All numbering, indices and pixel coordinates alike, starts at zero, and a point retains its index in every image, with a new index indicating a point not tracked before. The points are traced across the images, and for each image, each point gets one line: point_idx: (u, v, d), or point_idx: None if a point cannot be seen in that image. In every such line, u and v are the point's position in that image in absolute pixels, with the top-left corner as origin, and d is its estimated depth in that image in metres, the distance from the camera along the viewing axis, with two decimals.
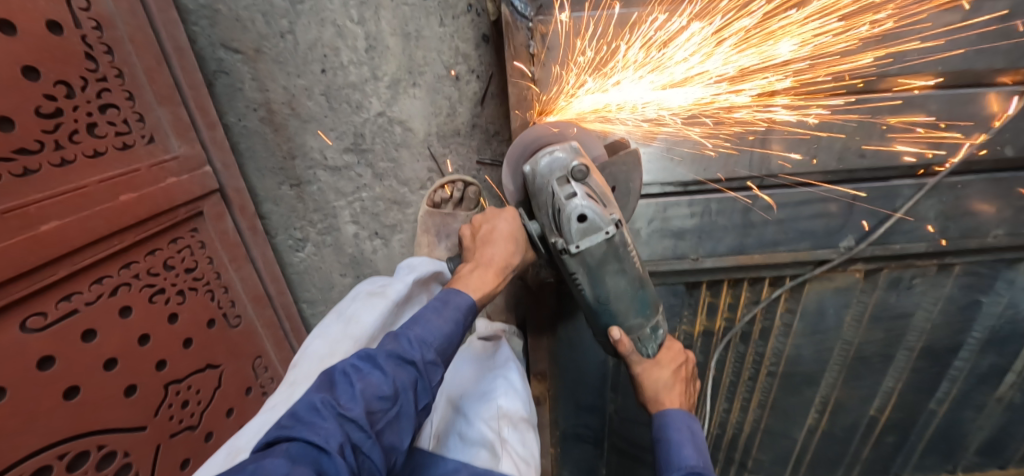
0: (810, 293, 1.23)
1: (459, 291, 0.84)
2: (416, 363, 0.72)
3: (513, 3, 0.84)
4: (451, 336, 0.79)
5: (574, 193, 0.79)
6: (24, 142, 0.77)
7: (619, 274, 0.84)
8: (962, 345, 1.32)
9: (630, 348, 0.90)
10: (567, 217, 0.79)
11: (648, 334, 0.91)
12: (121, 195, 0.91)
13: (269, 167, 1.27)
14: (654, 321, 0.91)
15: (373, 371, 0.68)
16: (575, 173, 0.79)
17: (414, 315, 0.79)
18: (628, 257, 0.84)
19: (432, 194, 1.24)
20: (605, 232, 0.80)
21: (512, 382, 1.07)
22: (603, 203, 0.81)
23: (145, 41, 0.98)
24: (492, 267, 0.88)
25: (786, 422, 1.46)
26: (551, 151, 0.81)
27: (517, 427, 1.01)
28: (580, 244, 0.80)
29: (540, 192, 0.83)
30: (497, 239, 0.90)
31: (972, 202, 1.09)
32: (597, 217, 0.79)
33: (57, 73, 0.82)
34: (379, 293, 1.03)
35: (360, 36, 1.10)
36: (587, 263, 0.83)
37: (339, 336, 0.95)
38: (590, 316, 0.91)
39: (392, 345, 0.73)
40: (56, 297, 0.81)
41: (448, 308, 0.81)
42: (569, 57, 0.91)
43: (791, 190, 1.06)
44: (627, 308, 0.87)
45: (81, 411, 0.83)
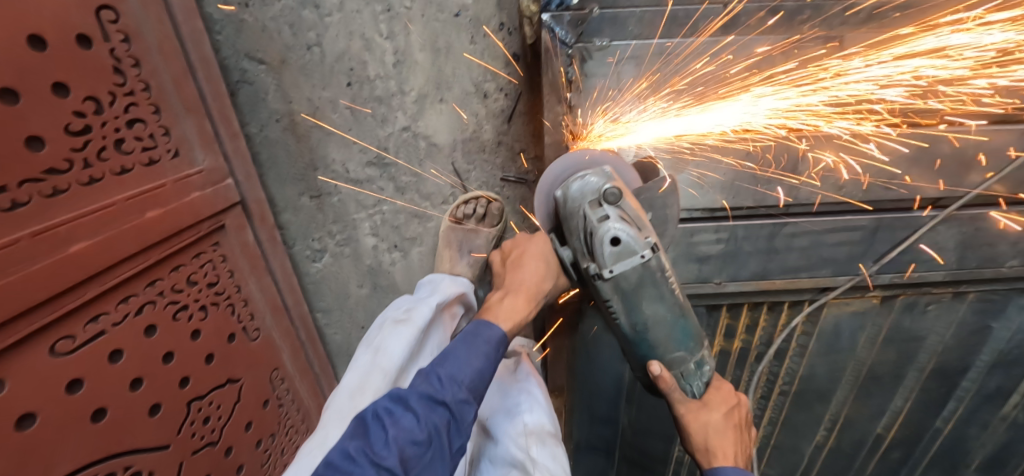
0: (829, 316, 1.24)
1: (490, 323, 0.84)
2: (446, 404, 0.73)
3: (554, 29, 0.86)
4: (482, 370, 0.80)
5: (608, 216, 0.78)
6: (53, 162, 0.75)
7: (658, 301, 0.82)
8: (971, 367, 1.34)
9: (673, 385, 0.85)
10: (600, 241, 0.78)
11: (691, 368, 0.88)
12: (148, 213, 0.90)
13: (289, 177, 1.26)
14: (697, 353, 0.88)
15: (404, 415, 0.71)
16: (608, 195, 0.78)
17: (444, 350, 0.80)
18: (665, 282, 0.81)
19: (456, 209, 1.24)
20: (640, 255, 0.78)
21: (536, 395, 1.06)
22: (638, 226, 0.79)
23: (173, 53, 0.96)
24: (522, 291, 0.88)
25: (795, 437, 1.48)
26: (583, 176, 0.80)
27: (545, 442, 0.98)
28: (613, 268, 0.78)
29: (572, 216, 0.82)
30: (528, 266, 0.90)
31: (993, 232, 1.10)
32: (632, 240, 0.77)
33: (87, 88, 0.80)
34: (404, 319, 1.01)
35: (389, 50, 1.09)
36: (620, 287, 0.80)
37: (369, 367, 0.95)
38: (629, 345, 0.88)
39: (423, 385, 0.75)
40: (84, 319, 0.79)
41: (478, 342, 0.81)
42: (607, 83, 0.91)
43: (817, 218, 1.06)
44: (667, 339, 0.84)
45: (108, 433, 0.82)
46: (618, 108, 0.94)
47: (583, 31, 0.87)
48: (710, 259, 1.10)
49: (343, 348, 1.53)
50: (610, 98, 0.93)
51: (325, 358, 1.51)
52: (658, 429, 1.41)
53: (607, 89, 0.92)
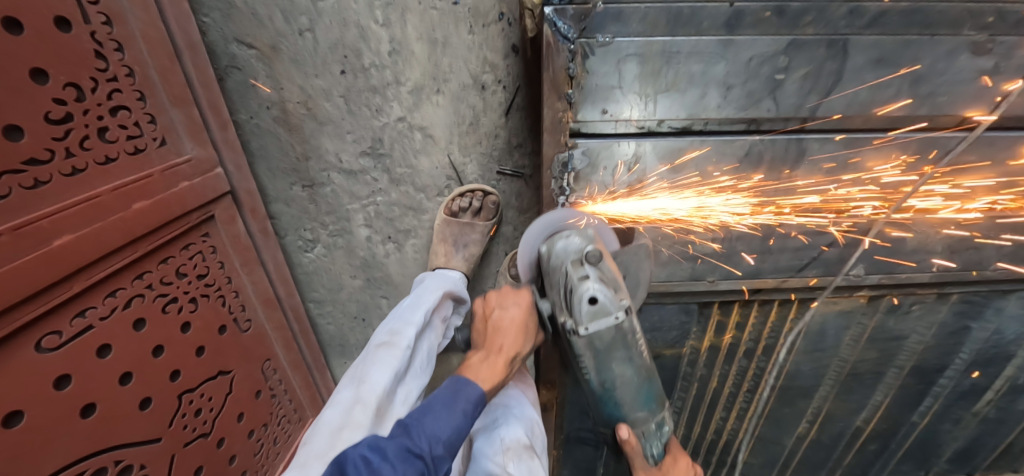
0: (816, 314, 1.26)
1: (470, 381, 0.86)
2: (423, 458, 0.73)
3: (557, 24, 0.84)
4: (460, 428, 0.81)
5: (587, 276, 0.77)
6: (33, 152, 0.72)
7: (627, 362, 0.81)
8: (948, 365, 1.39)
9: (636, 449, 0.88)
10: (577, 300, 0.76)
11: (652, 429, 0.89)
12: (134, 204, 0.87)
13: (281, 167, 1.23)
14: (658, 415, 0.88)
15: (382, 466, 0.69)
16: (590, 256, 0.78)
17: (423, 405, 0.81)
18: (636, 345, 0.81)
19: (450, 202, 1.23)
20: (615, 317, 0.77)
21: (514, 412, 1.09)
22: (615, 288, 0.78)
23: (157, 36, 0.92)
24: (501, 354, 0.89)
25: (778, 430, 1.53)
26: (568, 236, 0.81)
27: (521, 458, 1.00)
28: (588, 327, 0.76)
29: (554, 271, 0.81)
30: (513, 298, 0.91)
31: (978, 237, 1.12)
32: (608, 301, 0.76)
33: (67, 75, 0.76)
34: (388, 345, 1.00)
35: (385, 39, 1.06)
36: (593, 346, 0.79)
37: (352, 402, 0.93)
38: (597, 402, 0.88)
39: (402, 439, 0.74)
40: (70, 314, 0.77)
41: (459, 401, 0.82)
42: (610, 82, 0.90)
43: (810, 220, 1.06)
44: (633, 400, 0.85)
45: (98, 427, 0.81)
46: (619, 108, 0.93)
47: (586, 26, 0.85)
48: (703, 260, 1.11)
49: (335, 339, 1.53)
50: (612, 97, 0.91)
51: (318, 348, 1.50)
52: None
53: (607, 88, 0.90)
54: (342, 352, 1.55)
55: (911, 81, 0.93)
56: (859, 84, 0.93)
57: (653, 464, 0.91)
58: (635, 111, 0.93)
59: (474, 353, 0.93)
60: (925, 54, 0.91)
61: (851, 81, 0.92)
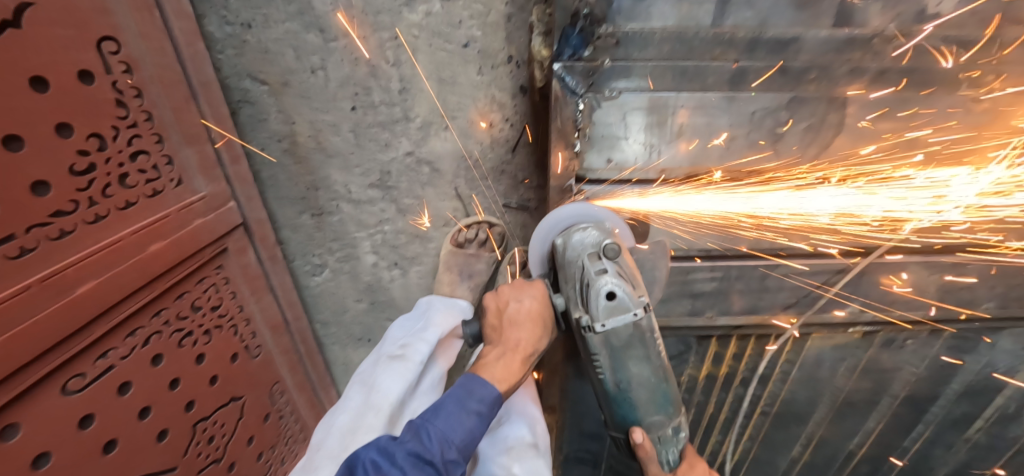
0: (811, 347, 1.29)
1: (486, 381, 0.86)
2: (434, 464, 0.75)
3: (565, 80, 0.86)
4: (472, 430, 0.82)
5: (605, 270, 0.79)
6: (59, 205, 0.74)
7: (644, 361, 0.83)
8: (940, 395, 1.42)
9: (651, 454, 0.88)
10: (595, 294, 0.78)
11: (669, 433, 0.89)
12: (152, 245, 0.90)
13: (290, 196, 1.25)
14: (675, 419, 0.89)
15: (392, 471, 0.72)
16: (608, 250, 0.79)
17: (436, 405, 0.83)
18: (653, 343, 0.83)
19: (456, 233, 1.27)
20: (633, 313, 0.79)
21: (516, 410, 1.14)
22: (633, 283, 0.80)
23: (173, 78, 0.95)
24: (518, 350, 0.89)
25: (772, 453, 1.56)
26: (585, 229, 0.82)
27: (525, 457, 1.03)
28: (606, 323, 0.79)
29: (569, 265, 0.82)
30: (523, 322, 0.89)
31: (971, 279, 1.15)
32: (625, 297, 0.78)
33: (90, 126, 0.79)
34: (398, 356, 1.04)
35: (395, 78, 1.08)
36: (610, 343, 0.81)
37: (363, 406, 0.97)
38: (612, 404, 0.89)
39: (413, 443, 0.77)
40: (93, 357, 0.80)
41: (471, 400, 0.83)
42: (615, 133, 0.92)
43: (810, 261, 1.08)
44: (649, 400, 0.86)
45: (118, 462, 0.85)
46: (625, 156, 0.94)
47: (593, 81, 0.87)
48: (702, 296, 1.14)
49: (341, 357, 1.56)
50: (617, 146, 0.93)
51: (323, 366, 1.54)
52: None
53: (613, 138, 0.92)
54: (347, 369, 1.59)
55: (910, 139, 0.95)
56: (860, 137, 0.94)
57: (669, 469, 0.91)
58: (639, 160, 0.95)
59: (487, 352, 0.93)
60: (926, 113, 0.92)
61: (853, 135, 0.94)
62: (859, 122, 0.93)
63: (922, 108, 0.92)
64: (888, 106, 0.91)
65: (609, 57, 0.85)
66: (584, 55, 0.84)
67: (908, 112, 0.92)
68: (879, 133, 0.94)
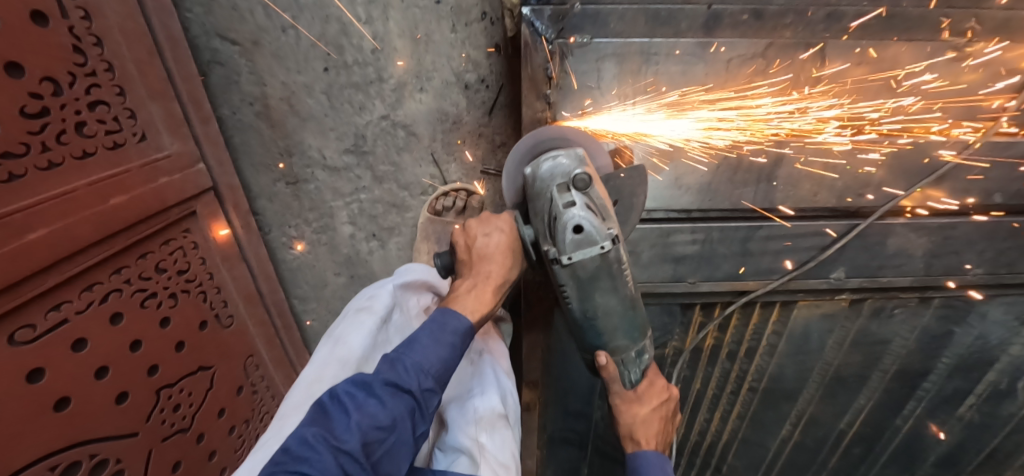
0: (798, 317, 1.26)
1: (458, 314, 0.83)
2: (412, 392, 0.74)
3: (534, 24, 0.84)
4: (448, 360, 0.80)
5: (573, 202, 0.74)
6: (10, 146, 0.72)
7: (611, 292, 0.79)
8: (932, 369, 1.39)
9: (614, 372, 0.87)
10: (562, 226, 0.74)
11: (632, 356, 0.87)
12: (113, 199, 0.87)
13: (264, 163, 1.23)
14: (640, 343, 0.86)
15: (369, 400, 0.71)
16: (577, 181, 0.73)
17: (410, 338, 0.80)
18: (621, 275, 0.79)
19: (434, 201, 1.22)
20: (600, 246, 0.74)
21: (489, 380, 1.07)
22: (603, 216, 0.76)
23: (136, 32, 0.93)
24: (489, 281, 0.85)
25: (762, 432, 1.53)
26: (555, 156, 0.76)
27: (495, 427, 0.98)
28: (572, 256, 0.74)
29: (538, 197, 0.77)
30: (493, 253, 0.85)
31: (959, 242, 1.12)
32: (594, 230, 0.74)
33: (44, 69, 0.77)
34: (365, 309, 0.99)
35: (367, 36, 1.05)
36: (577, 275, 0.77)
37: (326, 359, 0.90)
38: (578, 330, 0.86)
39: (389, 373, 0.74)
40: (45, 308, 0.78)
41: (446, 333, 0.81)
42: (589, 83, 0.90)
43: (792, 223, 1.06)
44: (615, 327, 0.83)
45: (72, 421, 0.81)
46: (599, 106, 0.92)
47: (564, 26, 0.85)
48: (684, 260, 1.11)
49: (320, 335, 1.54)
50: (591, 96, 0.91)
51: (302, 345, 1.51)
52: None
53: (586, 89, 0.91)
54: None
55: (893, 89, 0.93)
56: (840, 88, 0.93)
57: (630, 387, 0.89)
58: (613, 109, 0.93)
59: (459, 284, 0.88)
60: (903, 61, 0.90)
61: (833, 85, 0.92)
62: (840, 72, 0.91)
63: (903, 56, 0.90)
64: (868, 55, 0.90)
65: (578, 0, 0.83)
66: None
67: (888, 61, 0.91)
68: (860, 83, 0.92)
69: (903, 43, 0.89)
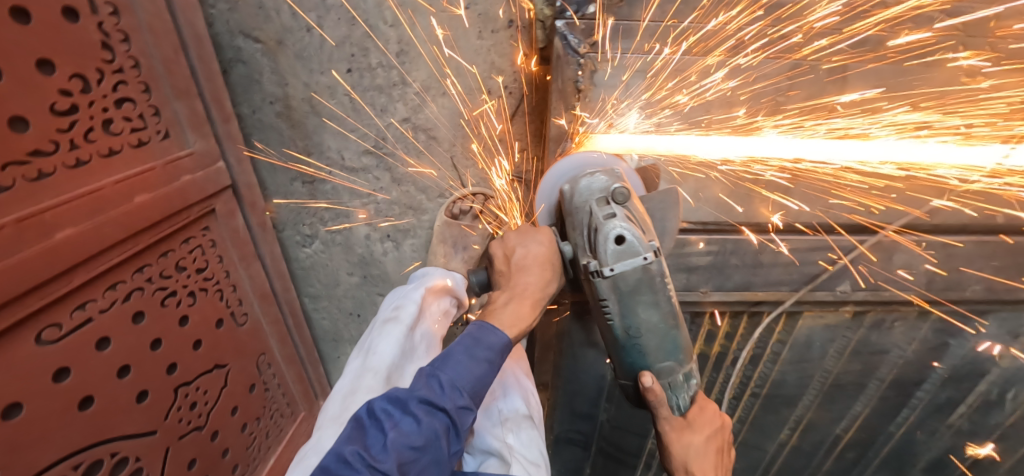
0: (803, 327, 1.30)
1: (495, 329, 0.82)
2: (447, 411, 0.73)
3: (566, 37, 0.86)
4: (483, 377, 0.79)
5: (613, 214, 0.78)
6: (39, 143, 0.71)
7: (653, 307, 0.82)
8: (926, 379, 1.44)
9: (661, 397, 0.86)
10: (603, 239, 0.77)
11: (679, 379, 0.89)
12: (137, 197, 0.86)
13: (282, 162, 1.22)
14: (686, 366, 0.89)
15: (404, 419, 0.71)
16: (615, 195, 0.78)
17: (445, 353, 0.79)
18: (662, 288, 0.82)
19: (451, 205, 1.26)
20: (643, 258, 0.78)
21: (510, 383, 1.10)
22: (642, 228, 0.79)
23: (164, 28, 0.92)
24: (527, 296, 0.86)
25: (760, 436, 1.57)
26: (592, 174, 0.80)
27: (521, 428, 1.02)
28: (614, 267, 0.77)
29: (576, 211, 0.81)
30: (531, 265, 0.87)
31: (961, 260, 1.16)
32: (635, 241, 0.77)
33: (73, 65, 0.76)
34: (393, 319, 1.02)
35: (393, 39, 1.05)
36: (618, 288, 0.80)
37: (360, 370, 0.96)
38: (619, 349, 0.88)
39: (424, 390, 0.74)
40: (70, 307, 0.77)
41: (481, 348, 0.80)
42: (616, 97, 0.92)
43: (803, 237, 1.10)
44: (657, 345, 0.85)
45: (95, 420, 0.81)
46: (625, 121, 0.95)
47: (596, 42, 0.87)
48: (698, 271, 1.13)
49: (330, 333, 1.54)
50: (618, 110, 0.94)
51: (311, 342, 1.51)
52: (635, 424, 1.47)
53: (613, 102, 0.93)
54: (337, 346, 1.57)
55: (907, 112, 0.96)
56: (856, 109, 0.96)
57: (679, 415, 0.92)
58: (640, 126, 0.96)
59: (497, 296, 0.89)
60: (916, 87, 0.94)
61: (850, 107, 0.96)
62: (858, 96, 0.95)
63: (916, 82, 0.94)
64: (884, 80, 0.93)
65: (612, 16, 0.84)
66: (588, 12, 0.84)
67: (902, 86, 0.94)
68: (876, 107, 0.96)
69: (918, 71, 0.93)
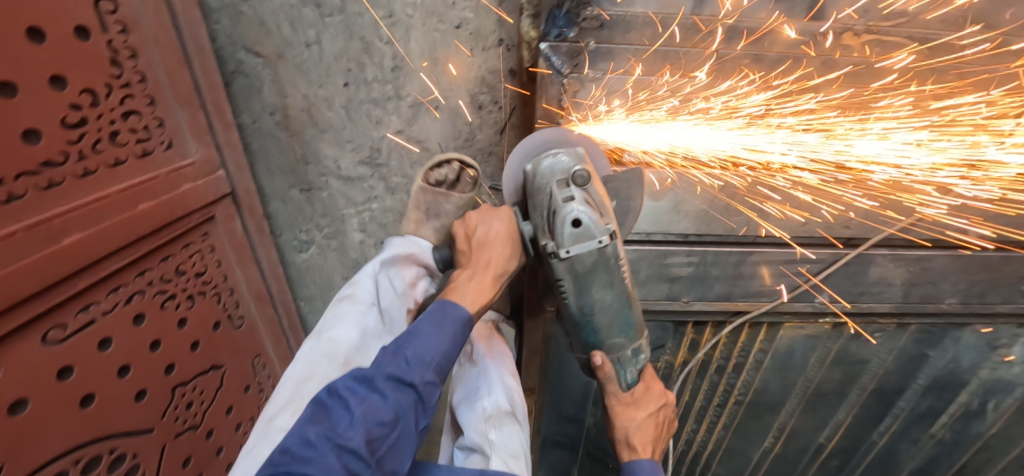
0: (784, 336, 1.33)
1: (457, 303, 0.88)
2: (414, 386, 0.79)
3: (551, 59, 0.90)
4: (448, 351, 0.85)
5: (572, 197, 0.80)
6: (49, 155, 0.76)
7: (607, 287, 0.85)
8: (907, 389, 1.47)
9: (610, 373, 0.92)
10: (561, 220, 0.80)
11: (627, 355, 0.93)
12: (140, 204, 0.91)
13: (280, 169, 1.27)
14: (635, 342, 0.92)
15: (370, 396, 0.76)
16: (575, 177, 0.80)
17: (411, 330, 0.84)
18: (617, 270, 0.85)
19: (427, 173, 1.15)
20: (598, 241, 0.81)
21: (494, 377, 1.13)
22: (600, 211, 0.82)
23: (169, 42, 0.96)
24: (489, 270, 0.91)
25: (745, 443, 1.60)
26: (555, 155, 0.83)
27: (503, 424, 1.06)
28: (570, 249, 0.81)
29: (538, 192, 0.83)
30: (495, 241, 0.91)
31: (935, 274, 1.20)
32: (591, 225, 0.80)
33: (84, 81, 0.80)
34: (348, 298, 1.07)
35: (388, 55, 1.10)
36: (574, 269, 0.83)
37: (317, 356, 0.97)
38: (576, 328, 0.92)
39: (390, 367, 0.79)
40: (75, 309, 0.81)
41: (446, 323, 0.85)
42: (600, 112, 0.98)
43: (781, 249, 1.14)
44: (610, 324, 0.89)
45: (96, 417, 0.85)
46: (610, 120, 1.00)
47: (578, 62, 0.91)
48: (679, 281, 1.17)
49: None
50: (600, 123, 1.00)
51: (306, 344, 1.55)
52: None
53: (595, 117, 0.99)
54: None
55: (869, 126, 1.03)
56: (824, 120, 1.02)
57: (626, 390, 0.96)
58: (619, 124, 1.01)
59: (459, 274, 0.93)
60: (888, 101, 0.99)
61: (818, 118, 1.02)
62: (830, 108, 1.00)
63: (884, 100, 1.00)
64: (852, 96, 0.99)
65: (593, 39, 0.90)
66: (570, 36, 0.88)
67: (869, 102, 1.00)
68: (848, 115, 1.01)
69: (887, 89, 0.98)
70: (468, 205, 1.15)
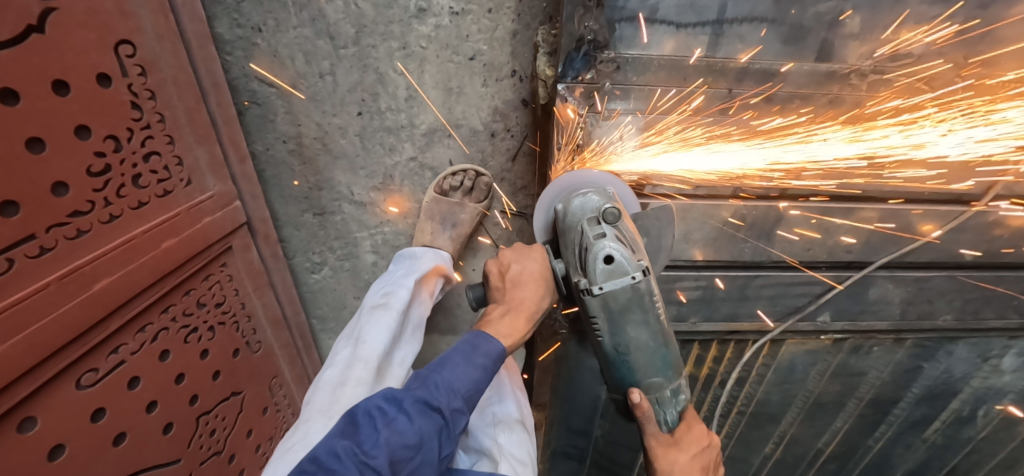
0: (786, 351, 1.38)
1: (491, 337, 0.87)
2: (441, 411, 0.77)
3: (566, 100, 0.94)
4: (478, 381, 0.84)
5: (604, 235, 0.79)
6: (77, 204, 0.76)
7: (642, 325, 0.84)
8: (902, 398, 1.53)
9: (648, 413, 0.90)
10: (593, 258, 0.79)
11: (666, 395, 0.92)
12: (164, 243, 0.92)
13: (293, 195, 1.28)
14: (673, 382, 0.91)
15: (398, 417, 0.73)
16: (607, 215, 0.79)
17: (443, 357, 0.83)
18: (652, 308, 0.83)
19: (441, 181, 1.22)
20: (631, 277, 0.79)
21: (507, 389, 1.15)
22: (632, 248, 0.81)
23: (186, 81, 0.97)
24: (522, 310, 0.90)
25: (746, 450, 1.66)
26: (585, 193, 0.81)
27: (512, 430, 1.08)
28: (603, 286, 0.79)
29: (569, 230, 0.82)
30: (525, 281, 0.92)
31: (932, 293, 1.25)
32: (624, 261, 0.79)
33: (107, 128, 0.81)
34: (382, 305, 1.06)
35: (402, 85, 1.11)
36: (608, 306, 0.82)
37: (350, 362, 0.98)
38: (611, 367, 0.91)
39: (420, 391, 0.77)
40: (105, 352, 0.83)
41: (477, 355, 0.84)
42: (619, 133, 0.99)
43: (786, 273, 1.18)
44: (647, 363, 0.87)
45: (128, 454, 0.88)
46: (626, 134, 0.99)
47: (594, 101, 0.95)
48: (686, 303, 1.22)
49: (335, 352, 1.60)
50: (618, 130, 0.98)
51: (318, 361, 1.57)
52: (628, 439, 1.56)
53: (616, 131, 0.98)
54: None
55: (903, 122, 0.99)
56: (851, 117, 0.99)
57: (666, 431, 0.95)
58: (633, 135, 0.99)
59: (492, 309, 0.94)
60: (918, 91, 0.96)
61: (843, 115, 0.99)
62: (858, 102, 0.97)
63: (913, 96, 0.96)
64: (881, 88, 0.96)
65: (610, 81, 0.93)
66: (586, 78, 0.92)
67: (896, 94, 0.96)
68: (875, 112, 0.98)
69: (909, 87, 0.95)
70: (481, 211, 1.24)
